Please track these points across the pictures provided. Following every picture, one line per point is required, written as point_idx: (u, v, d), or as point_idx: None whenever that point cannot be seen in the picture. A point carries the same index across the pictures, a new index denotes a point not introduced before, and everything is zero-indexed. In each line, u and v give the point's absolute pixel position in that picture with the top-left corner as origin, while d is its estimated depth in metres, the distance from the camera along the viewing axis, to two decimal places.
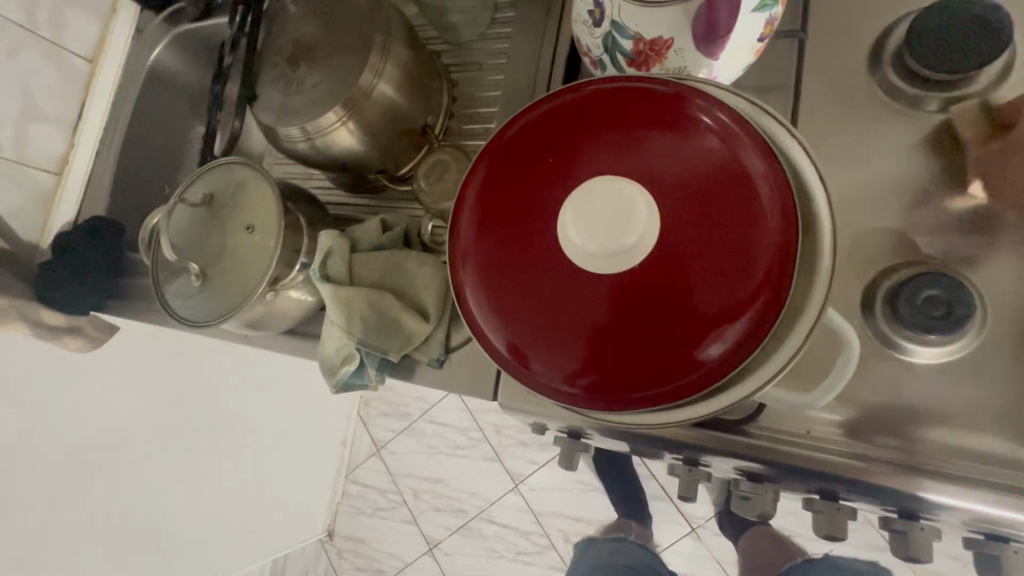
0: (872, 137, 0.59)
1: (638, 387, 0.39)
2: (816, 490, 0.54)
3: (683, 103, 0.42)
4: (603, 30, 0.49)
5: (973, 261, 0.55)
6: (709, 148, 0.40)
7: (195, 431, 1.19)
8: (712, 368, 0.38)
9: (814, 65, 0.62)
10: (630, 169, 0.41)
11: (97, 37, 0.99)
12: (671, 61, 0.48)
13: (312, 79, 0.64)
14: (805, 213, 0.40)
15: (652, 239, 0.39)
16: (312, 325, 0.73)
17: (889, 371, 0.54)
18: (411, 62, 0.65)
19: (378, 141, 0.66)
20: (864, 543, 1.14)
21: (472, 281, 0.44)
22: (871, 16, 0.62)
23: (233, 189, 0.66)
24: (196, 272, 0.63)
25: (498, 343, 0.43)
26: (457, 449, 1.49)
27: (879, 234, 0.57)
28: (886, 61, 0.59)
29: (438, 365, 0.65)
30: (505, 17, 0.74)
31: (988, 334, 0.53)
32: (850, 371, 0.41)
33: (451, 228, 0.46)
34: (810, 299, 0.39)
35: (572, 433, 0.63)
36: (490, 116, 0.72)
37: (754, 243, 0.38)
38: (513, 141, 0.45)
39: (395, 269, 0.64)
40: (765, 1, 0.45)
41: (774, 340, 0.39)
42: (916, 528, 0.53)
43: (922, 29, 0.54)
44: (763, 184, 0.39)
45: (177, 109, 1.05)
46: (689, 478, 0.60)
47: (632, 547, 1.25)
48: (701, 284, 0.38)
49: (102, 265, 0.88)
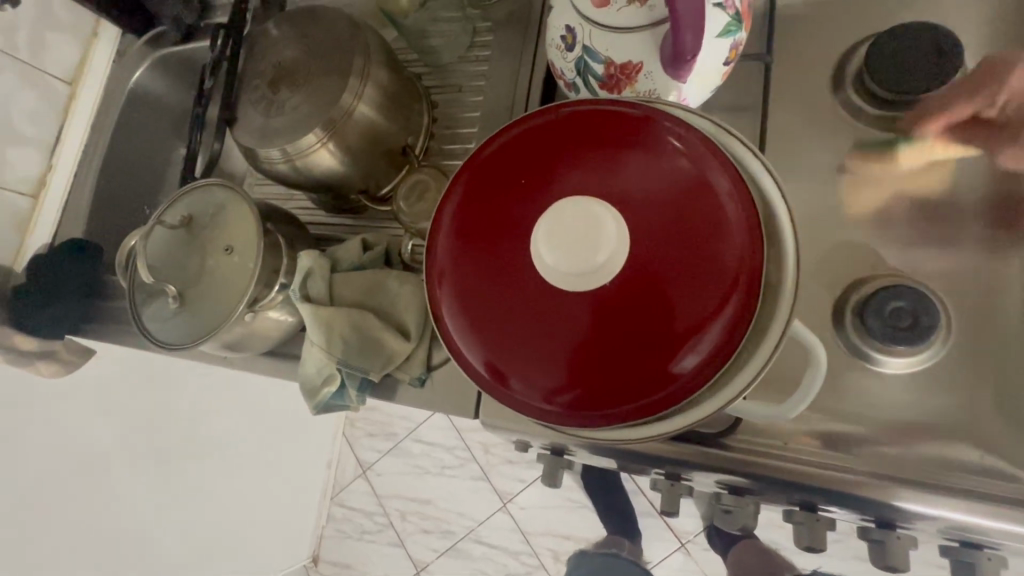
0: (840, 156, 0.61)
1: (613, 403, 0.40)
2: (795, 502, 0.55)
3: (651, 124, 0.43)
4: (575, 54, 0.50)
5: (936, 273, 0.57)
6: (677, 168, 0.41)
7: (176, 457, 1.17)
8: (684, 383, 0.39)
9: (780, 87, 0.64)
10: (602, 190, 0.42)
11: (78, 60, 0.99)
12: (641, 83, 0.49)
13: (292, 101, 0.65)
14: (771, 230, 0.42)
15: (624, 256, 0.40)
16: (294, 346, 0.73)
17: (860, 382, 0.56)
18: (390, 85, 0.66)
19: (358, 162, 0.67)
20: (852, 555, 1.15)
21: (449, 301, 0.45)
22: (835, 40, 0.64)
23: (212, 210, 0.66)
24: (174, 294, 0.63)
25: (476, 362, 0.43)
26: (443, 468, 1.47)
27: (847, 248, 0.59)
28: (849, 82, 0.61)
29: (420, 384, 0.65)
30: (484, 40, 0.76)
31: (954, 345, 0.55)
32: (819, 383, 0.42)
33: (428, 249, 0.47)
34: (779, 312, 0.40)
35: (555, 449, 0.63)
36: (470, 137, 0.73)
37: (722, 259, 0.39)
38: (488, 163, 0.46)
39: (376, 288, 0.64)
40: (729, 27, 0.47)
41: (745, 353, 0.40)
42: (894, 537, 0.53)
43: (878, 51, 0.57)
44: (729, 203, 0.40)
45: (157, 131, 1.05)
46: (671, 493, 0.60)
47: (624, 563, 1.23)
48: (671, 301, 0.39)
49: (78, 288, 0.87)
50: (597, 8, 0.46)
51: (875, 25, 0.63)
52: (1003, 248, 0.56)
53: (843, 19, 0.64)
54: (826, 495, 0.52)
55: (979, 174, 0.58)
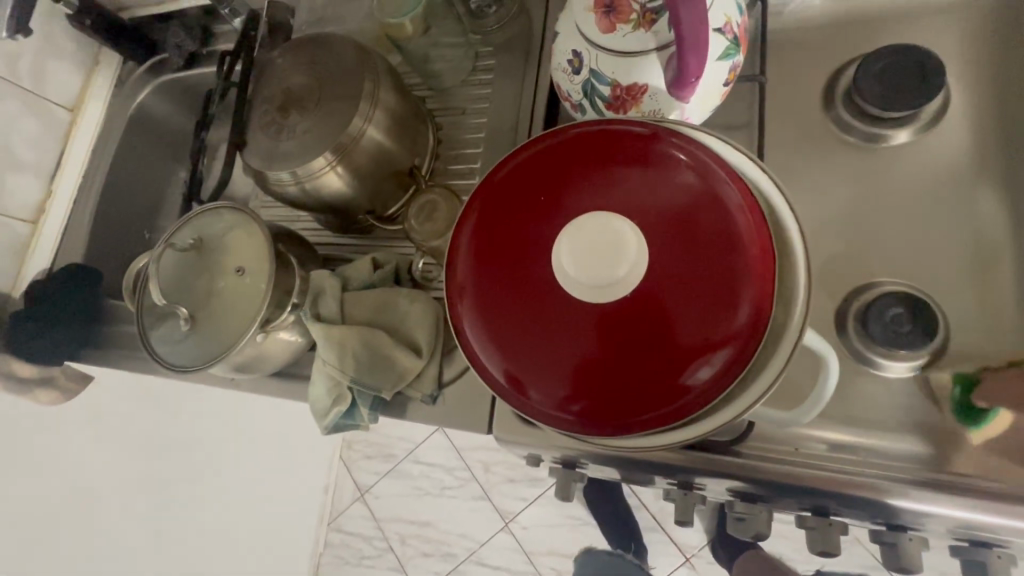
0: (834, 170, 0.64)
1: (634, 411, 0.41)
2: (808, 507, 0.56)
3: (663, 142, 0.45)
4: (582, 77, 0.53)
5: (932, 281, 0.59)
6: (688, 183, 0.43)
7: (173, 485, 1.14)
8: (700, 392, 0.40)
9: (773, 106, 0.67)
10: (617, 205, 0.43)
11: (78, 87, 1.00)
12: (646, 104, 0.52)
13: (302, 124, 0.66)
14: (779, 241, 0.44)
15: (641, 268, 0.41)
16: (301, 366, 0.73)
17: (863, 387, 0.57)
18: (398, 108, 0.68)
19: (365, 183, 0.68)
20: (854, 564, 1.17)
21: (470, 314, 0.46)
22: (825, 61, 0.67)
23: (222, 232, 0.67)
24: (185, 316, 0.63)
25: (496, 374, 0.44)
26: (444, 489, 1.46)
27: (845, 258, 0.61)
28: (839, 100, 0.64)
29: (431, 402, 0.65)
30: (486, 64, 0.78)
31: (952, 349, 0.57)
32: (831, 389, 0.43)
33: (448, 264, 0.48)
34: (791, 320, 0.42)
35: (566, 463, 0.64)
36: (475, 157, 0.75)
37: (735, 270, 0.41)
38: (506, 181, 0.48)
39: (387, 307, 0.65)
40: (728, 50, 0.50)
41: (758, 363, 0.42)
42: (905, 539, 0.54)
43: (866, 71, 0.60)
44: (739, 216, 0.42)
45: (156, 156, 1.06)
46: (684, 503, 0.60)
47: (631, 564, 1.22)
48: (686, 312, 0.41)
49: (77, 313, 0.86)
50: (604, 34, 0.48)
51: (860, 47, 0.66)
52: (994, 255, 0.58)
53: (831, 42, 0.67)
54: (838, 500, 0.52)
55: (968, 186, 0.61)
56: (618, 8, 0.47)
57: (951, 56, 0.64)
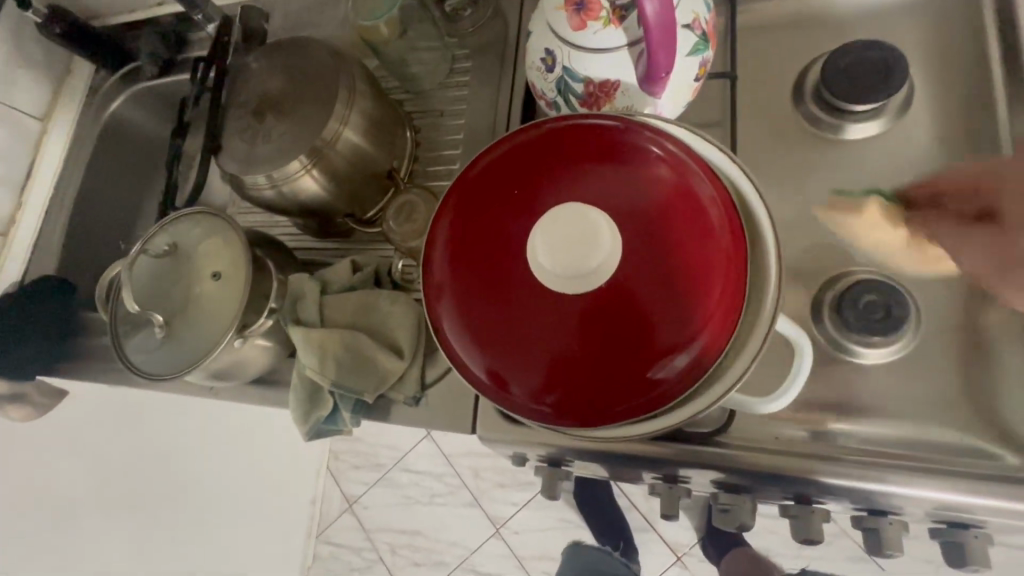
0: (805, 164, 0.65)
1: (614, 401, 0.42)
2: (790, 495, 0.56)
3: (635, 135, 0.45)
4: (555, 75, 0.53)
5: (904, 269, 0.60)
6: (662, 175, 0.43)
7: (153, 503, 1.11)
8: (677, 380, 0.41)
9: (746, 103, 0.68)
10: (592, 197, 0.43)
11: (49, 97, 0.98)
12: (619, 100, 0.53)
13: (277, 128, 0.66)
14: (752, 230, 0.44)
15: (616, 258, 0.41)
16: (283, 372, 0.72)
17: (841, 375, 0.58)
18: (374, 110, 0.68)
19: (343, 186, 0.68)
20: (842, 556, 1.18)
21: (448, 311, 0.45)
22: (794, 58, 0.69)
23: (198, 237, 0.66)
24: (160, 323, 0.62)
25: (476, 369, 0.44)
26: (433, 497, 1.44)
27: (820, 250, 0.63)
28: (808, 95, 0.66)
29: (414, 403, 0.64)
30: (463, 66, 0.78)
31: (924, 335, 0.58)
32: (806, 375, 0.43)
33: (425, 261, 0.48)
34: (764, 307, 0.43)
35: (552, 460, 0.63)
36: (454, 158, 0.75)
37: (708, 260, 0.41)
38: (481, 177, 0.48)
39: (368, 309, 0.64)
40: (697, 46, 0.51)
41: (733, 350, 0.43)
42: (887, 524, 0.54)
43: (832, 66, 0.61)
44: (711, 207, 0.42)
45: (131, 165, 1.05)
46: (670, 496, 0.61)
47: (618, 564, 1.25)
48: (662, 301, 0.41)
49: (52, 324, 0.85)
50: (574, 30, 0.49)
51: (828, 45, 0.68)
52: None
53: (799, 40, 0.69)
54: (817, 486, 0.53)
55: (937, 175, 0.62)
56: (588, 5, 0.48)
57: (915, 51, 0.66)
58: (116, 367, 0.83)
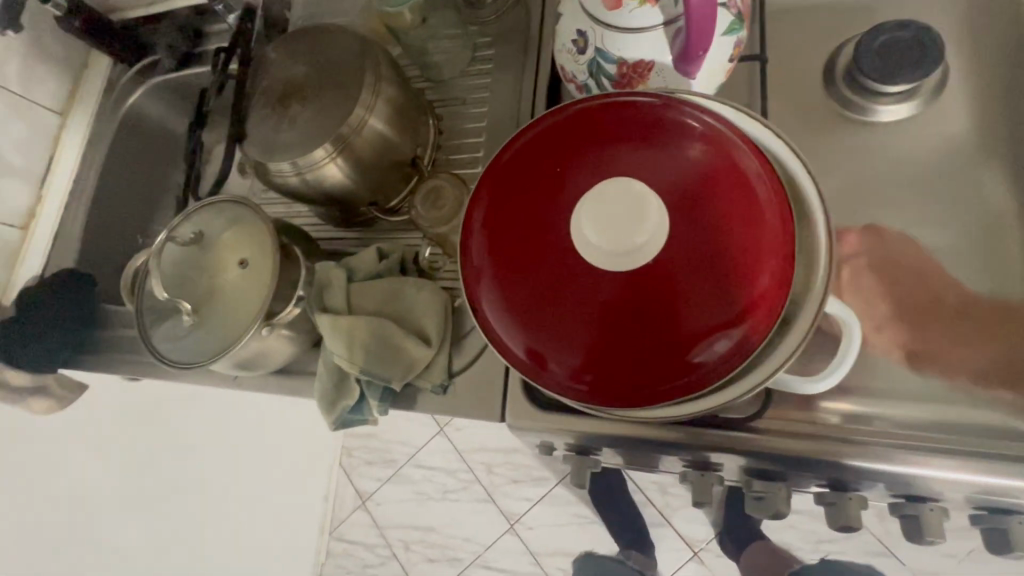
0: (837, 147, 0.64)
1: (659, 381, 0.41)
2: (826, 482, 0.56)
3: (677, 112, 0.44)
4: (587, 56, 0.53)
5: (939, 252, 0.60)
6: (705, 151, 0.43)
7: (171, 498, 1.11)
8: (722, 360, 0.40)
9: (775, 87, 0.68)
10: (635, 174, 0.43)
11: (67, 90, 0.98)
12: (653, 82, 0.52)
13: (302, 115, 0.65)
14: (798, 208, 0.44)
15: (658, 237, 0.41)
16: (307, 362, 0.71)
17: (878, 360, 0.57)
18: (399, 97, 0.67)
19: (368, 174, 0.67)
20: (861, 551, 1.17)
21: (485, 289, 0.45)
22: (822, 42, 0.68)
23: (224, 225, 0.65)
24: (188, 311, 0.62)
25: (516, 349, 0.44)
26: (446, 493, 1.44)
27: (854, 235, 0.62)
28: (839, 78, 0.65)
29: (442, 392, 0.64)
30: (484, 54, 0.78)
31: (962, 319, 0.57)
32: (854, 355, 0.42)
33: (463, 241, 0.47)
34: (811, 286, 0.42)
35: (581, 448, 0.63)
36: (476, 146, 0.75)
37: (755, 237, 0.41)
38: (519, 156, 0.47)
39: (395, 296, 0.64)
40: (733, 25, 0.50)
41: (779, 332, 0.42)
42: (926, 510, 0.54)
43: (866, 48, 0.60)
44: (757, 183, 0.42)
45: (149, 159, 1.04)
46: (701, 484, 0.60)
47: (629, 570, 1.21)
48: (708, 279, 0.40)
49: (74, 317, 0.84)
50: (609, 10, 0.48)
51: (857, 28, 0.67)
52: (1001, 223, 0.59)
53: (828, 23, 0.68)
54: (854, 472, 0.53)
55: (973, 156, 0.61)
56: None
57: (949, 32, 0.65)
58: (137, 359, 0.83)
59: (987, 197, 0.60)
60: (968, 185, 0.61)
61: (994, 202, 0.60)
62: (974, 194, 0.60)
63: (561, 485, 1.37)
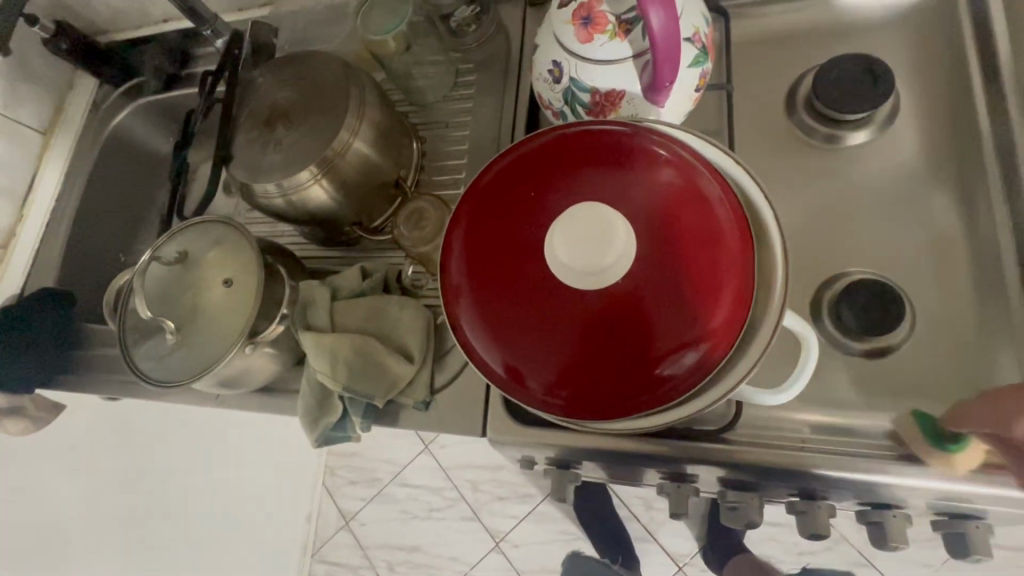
0: (799, 169, 0.68)
1: (629, 395, 0.43)
2: (797, 491, 0.58)
3: (644, 140, 0.47)
4: (563, 85, 0.55)
5: (897, 269, 0.63)
6: (671, 178, 0.45)
7: (148, 519, 1.11)
8: (687, 374, 0.42)
9: (741, 114, 0.71)
10: (606, 198, 0.45)
11: (52, 111, 0.99)
12: (625, 109, 0.55)
13: (289, 138, 0.67)
14: (758, 230, 0.46)
15: (630, 257, 0.43)
16: (290, 379, 0.72)
17: (841, 371, 0.60)
18: (384, 121, 0.69)
19: (352, 195, 0.69)
20: (843, 562, 1.19)
21: (465, 308, 0.47)
22: (785, 72, 0.72)
23: (209, 245, 0.66)
24: (172, 329, 0.62)
25: (495, 365, 0.45)
26: (431, 511, 1.43)
27: (819, 251, 0.65)
28: (800, 106, 0.69)
29: (424, 408, 0.65)
30: (466, 80, 0.81)
31: (918, 333, 0.60)
32: (812, 367, 0.45)
33: (443, 261, 0.49)
34: (770, 302, 0.45)
35: (562, 462, 0.64)
36: (458, 167, 0.77)
37: (717, 258, 0.43)
38: (497, 181, 0.49)
39: (378, 314, 0.65)
40: (697, 58, 0.53)
41: (741, 347, 0.44)
42: (890, 516, 0.56)
43: (822, 79, 0.65)
44: (719, 208, 0.44)
45: (133, 178, 1.05)
46: (678, 496, 0.61)
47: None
48: (673, 298, 0.43)
49: (53, 337, 0.84)
50: (581, 43, 0.51)
51: (816, 58, 0.72)
52: (949, 240, 0.63)
53: (790, 54, 0.73)
54: (821, 481, 0.55)
55: (923, 178, 0.65)
56: (594, 20, 0.50)
57: (899, 63, 0.69)
58: (119, 378, 0.83)
59: (939, 216, 0.64)
60: (921, 206, 0.64)
61: (946, 221, 0.63)
62: (925, 214, 0.64)
63: (546, 501, 1.37)
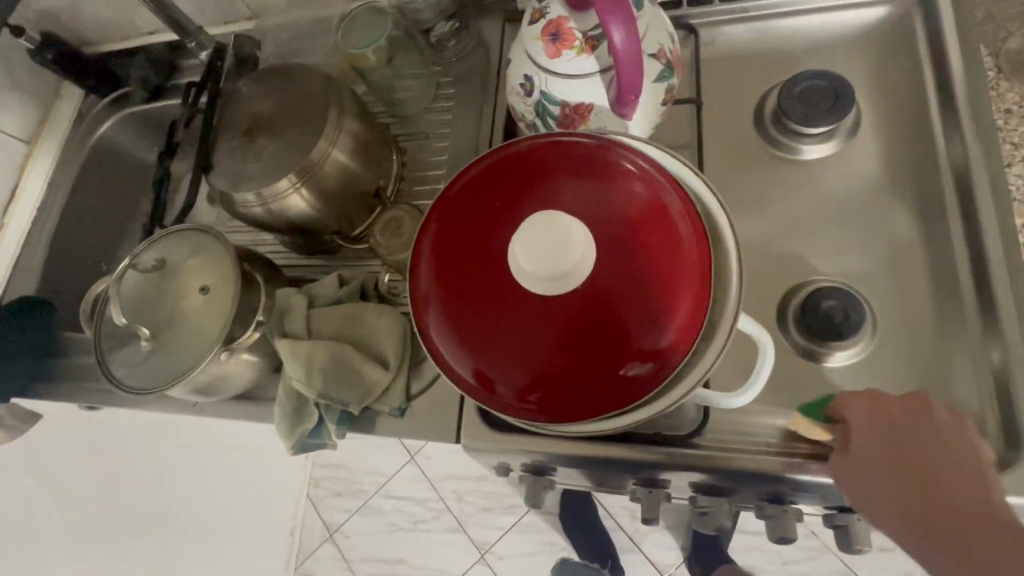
0: (766, 181, 0.70)
1: (592, 397, 0.44)
2: (765, 495, 0.59)
3: (607, 151, 0.48)
4: (534, 99, 0.57)
5: (860, 278, 0.65)
6: (633, 188, 0.47)
7: (125, 530, 1.10)
8: (647, 376, 0.43)
9: (711, 127, 0.74)
10: (568, 207, 0.46)
11: (36, 121, 1.00)
12: (593, 122, 0.57)
13: (268, 148, 0.68)
14: (716, 238, 0.48)
15: (591, 264, 0.44)
16: (268, 387, 0.72)
17: (807, 378, 0.62)
18: (363, 132, 0.71)
19: (331, 204, 0.70)
20: (827, 571, 1.19)
21: (434, 315, 0.48)
22: (753, 88, 0.75)
23: (186, 252, 0.67)
24: (147, 336, 0.63)
25: (463, 371, 0.46)
26: (416, 523, 1.42)
27: (785, 261, 0.67)
28: (768, 120, 0.71)
29: (400, 414, 0.65)
30: (447, 92, 0.83)
31: (881, 339, 0.62)
32: (768, 369, 0.46)
33: (413, 269, 0.50)
34: (728, 308, 0.46)
35: (536, 468, 0.65)
36: (439, 177, 0.79)
37: (676, 265, 0.45)
38: (465, 191, 0.50)
39: (355, 320, 0.66)
40: (663, 73, 0.55)
41: (700, 349, 0.46)
42: (855, 519, 0.57)
43: (787, 94, 0.67)
44: (678, 215, 0.46)
45: (116, 188, 1.05)
46: (650, 501, 0.62)
47: None
48: (634, 303, 0.44)
49: (29, 348, 0.83)
50: (550, 58, 0.53)
51: (783, 75, 0.74)
52: (909, 250, 0.65)
53: (758, 69, 0.75)
54: (789, 485, 0.56)
55: (884, 190, 0.67)
56: (563, 35, 0.52)
57: (861, 80, 0.72)
58: (99, 386, 0.83)
59: (900, 227, 0.66)
60: (882, 216, 0.66)
61: (906, 231, 0.65)
62: (886, 224, 0.66)
63: (531, 512, 1.37)
